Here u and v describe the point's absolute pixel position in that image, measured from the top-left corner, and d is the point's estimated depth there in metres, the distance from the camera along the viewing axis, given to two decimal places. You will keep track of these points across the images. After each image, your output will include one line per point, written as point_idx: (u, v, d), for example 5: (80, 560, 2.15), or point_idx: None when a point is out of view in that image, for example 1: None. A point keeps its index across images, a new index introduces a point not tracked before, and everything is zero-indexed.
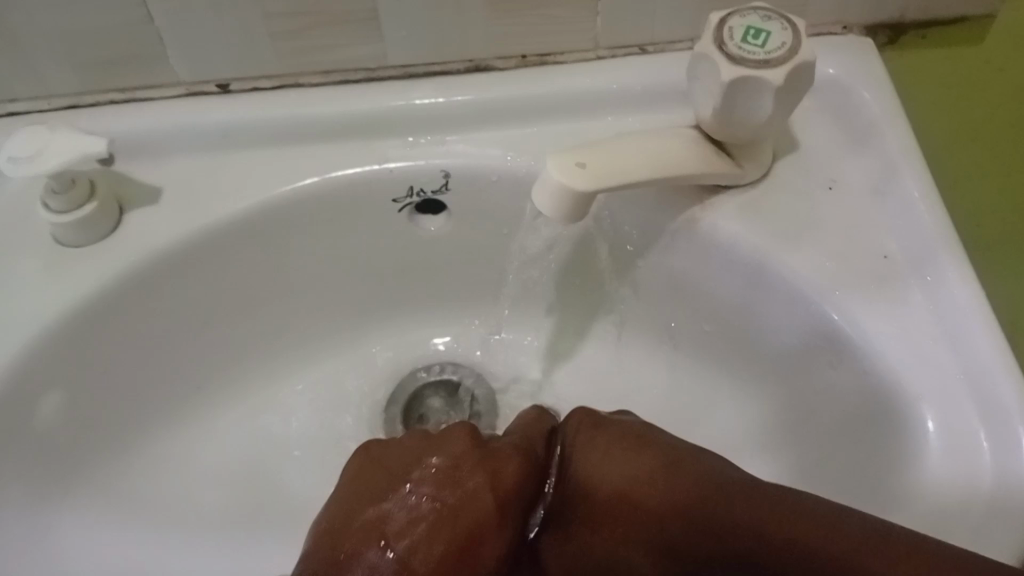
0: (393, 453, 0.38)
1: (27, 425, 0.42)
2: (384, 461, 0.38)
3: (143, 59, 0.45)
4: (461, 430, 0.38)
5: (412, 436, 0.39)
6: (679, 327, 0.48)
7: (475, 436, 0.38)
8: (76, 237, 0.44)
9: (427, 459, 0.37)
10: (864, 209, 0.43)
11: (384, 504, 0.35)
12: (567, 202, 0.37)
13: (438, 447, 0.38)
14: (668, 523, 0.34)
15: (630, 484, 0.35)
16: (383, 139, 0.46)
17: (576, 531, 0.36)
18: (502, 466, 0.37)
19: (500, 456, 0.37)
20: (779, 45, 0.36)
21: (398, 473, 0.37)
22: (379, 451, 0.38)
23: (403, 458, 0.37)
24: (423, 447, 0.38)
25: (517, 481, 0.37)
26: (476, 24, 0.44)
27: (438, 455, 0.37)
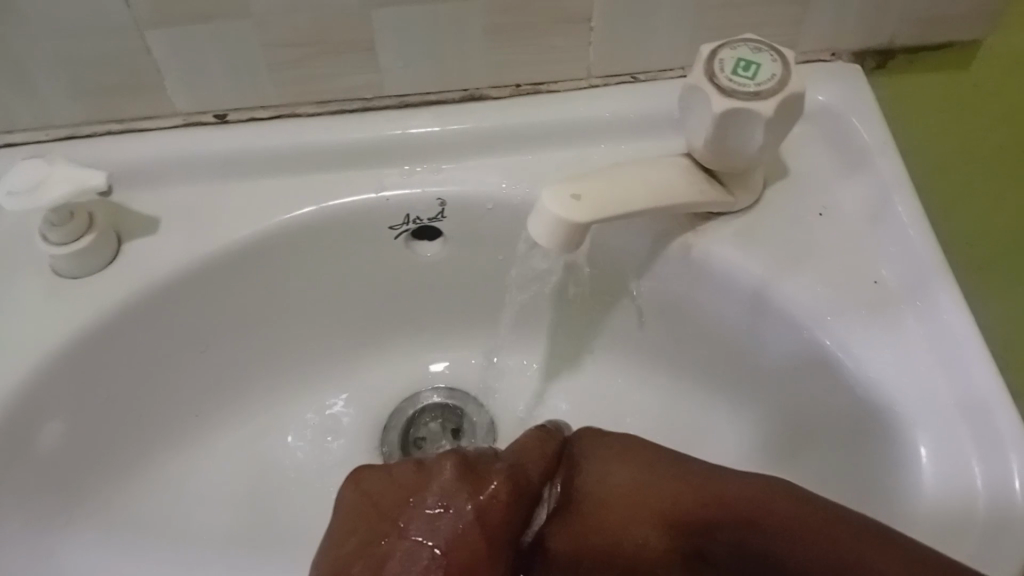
0: (384, 488, 0.37)
1: (26, 456, 0.42)
2: (377, 498, 0.37)
3: (141, 90, 0.45)
4: (450, 460, 0.38)
5: (403, 465, 0.38)
6: (674, 350, 0.49)
7: (466, 464, 0.38)
8: (75, 267, 0.44)
9: (420, 497, 0.36)
10: (856, 234, 0.43)
11: (378, 550, 0.35)
12: (564, 233, 0.37)
13: (430, 480, 0.37)
14: (677, 521, 0.35)
15: (626, 510, 0.37)
16: (380, 167, 0.47)
17: (581, 523, 0.38)
18: (492, 498, 0.36)
19: (489, 485, 0.37)
20: (769, 76, 0.37)
21: (389, 514, 0.36)
22: (370, 485, 0.38)
23: (394, 496, 0.37)
24: (414, 482, 0.37)
25: (505, 512, 0.36)
26: (471, 54, 0.45)
27: (428, 491, 0.36)
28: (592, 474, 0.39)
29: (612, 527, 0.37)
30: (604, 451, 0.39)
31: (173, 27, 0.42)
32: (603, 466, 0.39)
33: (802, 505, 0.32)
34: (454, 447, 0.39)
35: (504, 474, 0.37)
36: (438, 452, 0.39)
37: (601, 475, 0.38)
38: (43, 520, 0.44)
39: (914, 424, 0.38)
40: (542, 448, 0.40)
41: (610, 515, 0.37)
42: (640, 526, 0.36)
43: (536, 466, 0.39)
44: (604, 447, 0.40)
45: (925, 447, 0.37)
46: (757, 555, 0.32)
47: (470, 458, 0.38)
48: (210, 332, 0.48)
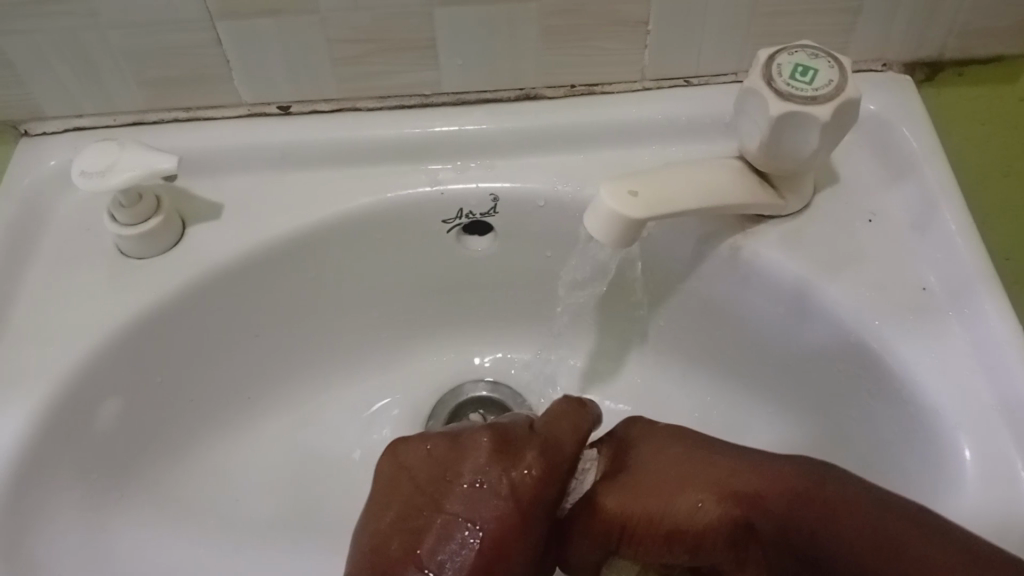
0: (421, 463, 0.39)
1: (89, 429, 0.44)
2: (414, 471, 0.39)
3: (208, 81, 0.46)
4: (484, 435, 0.38)
5: (439, 438, 0.40)
6: (717, 349, 0.49)
7: (498, 437, 0.38)
8: (139, 249, 0.45)
9: (456, 473, 0.38)
10: (903, 242, 0.44)
11: (419, 522, 0.37)
12: (618, 228, 0.38)
13: (465, 455, 0.38)
14: (734, 509, 0.36)
15: (670, 491, 0.38)
16: (435, 162, 0.48)
17: (619, 503, 0.39)
18: (524, 475, 0.37)
19: (523, 459, 0.37)
20: (826, 82, 0.37)
21: (426, 489, 0.38)
22: (408, 457, 0.39)
23: (430, 470, 0.38)
24: (449, 455, 0.38)
25: (537, 488, 0.37)
26: (528, 54, 0.46)
27: (463, 465, 0.38)
28: (651, 460, 0.40)
29: (657, 510, 0.38)
30: (655, 440, 0.41)
31: (242, 20, 0.43)
32: (658, 452, 0.40)
33: (856, 506, 0.34)
34: (490, 419, 0.40)
35: (538, 451, 0.38)
36: (474, 427, 0.40)
37: (656, 460, 0.40)
38: (102, 492, 0.45)
39: (958, 426, 0.38)
40: (573, 419, 0.40)
41: (654, 496, 0.38)
42: (687, 508, 0.37)
43: (568, 438, 0.39)
44: (657, 434, 0.41)
45: (967, 449, 0.37)
46: (804, 545, 0.35)
47: (504, 430, 0.39)
48: (264, 318, 0.49)
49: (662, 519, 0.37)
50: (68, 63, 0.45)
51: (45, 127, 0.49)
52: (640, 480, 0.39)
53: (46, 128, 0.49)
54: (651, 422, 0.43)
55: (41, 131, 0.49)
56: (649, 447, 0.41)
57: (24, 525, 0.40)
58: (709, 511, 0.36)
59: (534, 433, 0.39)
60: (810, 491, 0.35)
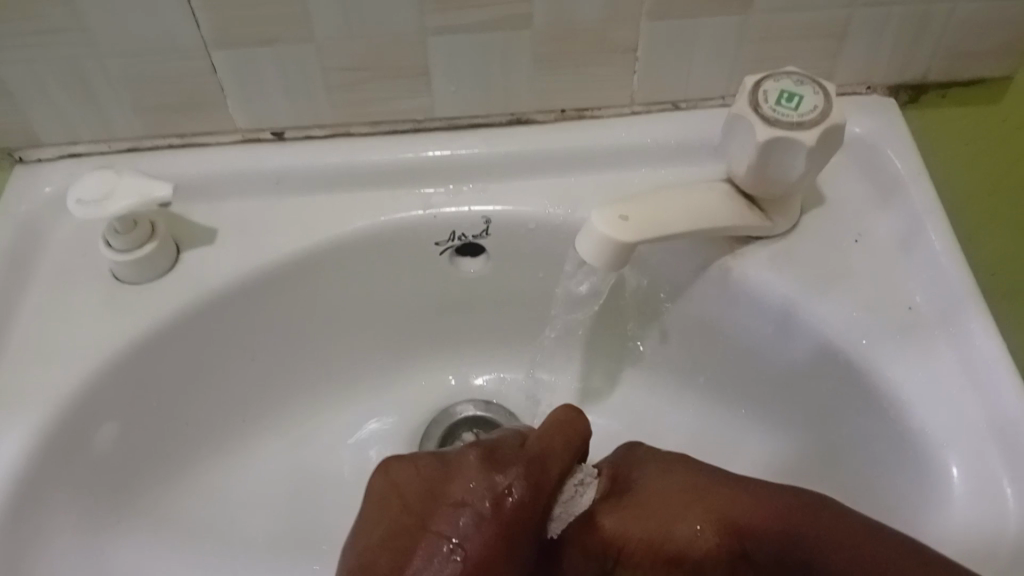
0: (410, 481, 0.39)
1: (86, 454, 0.44)
2: (403, 488, 0.39)
3: (203, 108, 0.47)
4: (473, 454, 0.39)
5: (430, 459, 0.40)
6: (708, 368, 0.50)
7: (487, 456, 0.39)
8: (135, 274, 0.46)
9: (444, 491, 0.38)
10: (889, 262, 0.45)
11: (406, 539, 0.36)
12: (610, 252, 0.38)
13: (454, 475, 0.38)
14: (734, 536, 0.37)
15: (668, 519, 0.39)
16: (429, 185, 0.49)
17: (613, 528, 0.40)
18: (510, 496, 0.37)
19: (509, 481, 0.38)
20: (811, 108, 0.38)
21: (414, 507, 0.38)
22: (398, 474, 0.40)
23: (419, 489, 0.39)
24: (438, 473, 0.39)
25: (521, 508, 0.37)
26: (519, 80, 0.46)
27: (452, 482, 0.38)
28: (651, 487, 0.40)
29: (656, 535, 0.38)
30: (657, 470, 0.41)
31: (239, 47, 0.43)
32: (657, 482, 0.41)
33: (841, 522, 0.35)
34: (479, 437, 0.41)
35: (523, 470, 0.38)
36: (463, 446, 0.40)
37: (656, 487, 0.40)
38: (99, 518, 0.45)
39: (945, 446, 0.39)
40: (565, 433, 0.40)
41: (654, 522, 0.39)
42: (686, 539, 0.38)
43: (557, 456, 0.39)
44: (658, 464, 0.42)
45: (955, 468, 0.38)
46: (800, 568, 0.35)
47: (493, 448, 0.39)
48: (258, 341, 0.49)
49: (660, 544, 0.38)
50: (63, 90, 0.45)
51: (40, 153, 0.49)
52: (638, 503, 0.40)
53: (40, 154, 0.49)
54: (646, 450, 0.44)
55: (36, 157, 0.49)
56: (648, 473, 0.41)
57: (22, 552, 0.40)
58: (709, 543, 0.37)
59: (522, 453, 0.39)
60: (801, 521, 0.35)
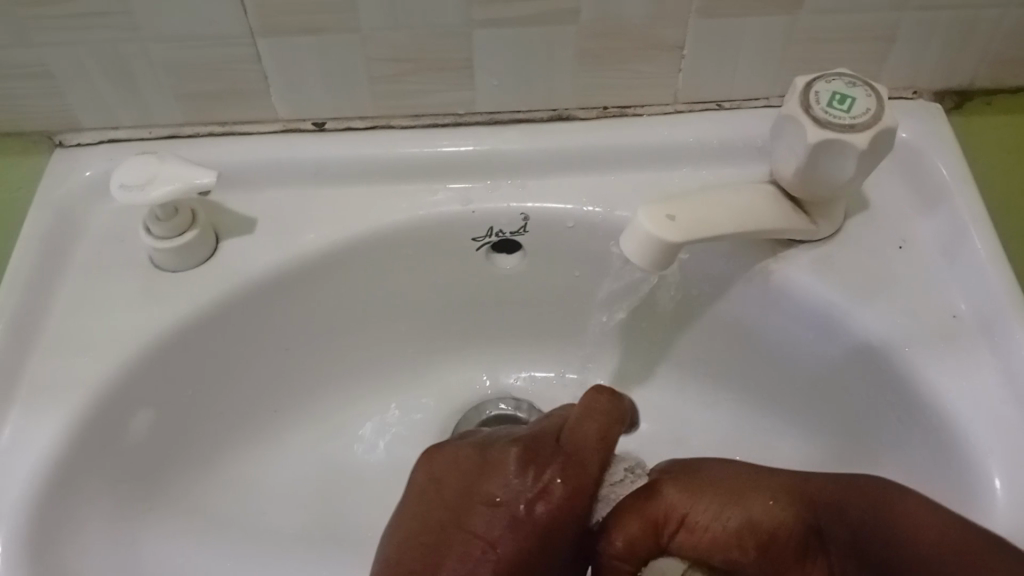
0: (449, 475, 0.39)
1: (121, 440, 0.44)
2: (442, 483, 0.39)
3: (247, 96, 0.47)
4: (510, 450, 0.39)
5: (472, 454, 0.40)
6: (750, 370, 0.50)
7: (524, 456, 0.38)
8: (174, 262, 0.46)
9: (480, 488, 0.38)
10: (933, 269, 0.44)
11: (442, 534, 0.37)
12: (656, 251, 0.38)
13: (490, 473, 0.38)
14: (818, 514, 0.37)
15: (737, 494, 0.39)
16: (466, 180, 0.48)
17: (679, 500, 0.39)
18: (546, 497, 0.37)
19: (547, 480, 0.38)
20: (863, 110, 0.38)
21: (450, 503, 0.38)
22: (438, 468, 0.40)
23: (456, 485, 0.39)
24: (476, 468, 0.39)
25: (557, 510, 0.37)
26: (563, 77, 0.46)
27: (488, 479, 0.38)
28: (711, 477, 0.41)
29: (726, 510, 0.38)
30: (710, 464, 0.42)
31: (283, 37, 0.43)
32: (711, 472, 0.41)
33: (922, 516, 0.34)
34: (514, 432, 0.41)
35: (560, 471, 0.38)
36: (499, 441, 0.40)
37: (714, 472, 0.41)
38: (132, 504, 0.45)
39: (988, 457, 0.38)
40: (604, 433, 0.40)
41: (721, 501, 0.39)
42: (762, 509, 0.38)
43: (594, 456, 0.39)
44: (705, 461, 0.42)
45: (999, 478, 0.38)
46: (874, 550, 0.35)
47: (531, 445, 0.39)
48: (294, 331, 0.49)
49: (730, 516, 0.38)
50: (108, 75, 0.45)
51: (80, 138, 0.49)
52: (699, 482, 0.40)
53: (81, 139, 0.49)
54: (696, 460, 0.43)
55: (75, 142, 0.49)
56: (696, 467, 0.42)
57: (54, 537, 0.40)
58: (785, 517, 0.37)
59: (563, 453, 0.39)
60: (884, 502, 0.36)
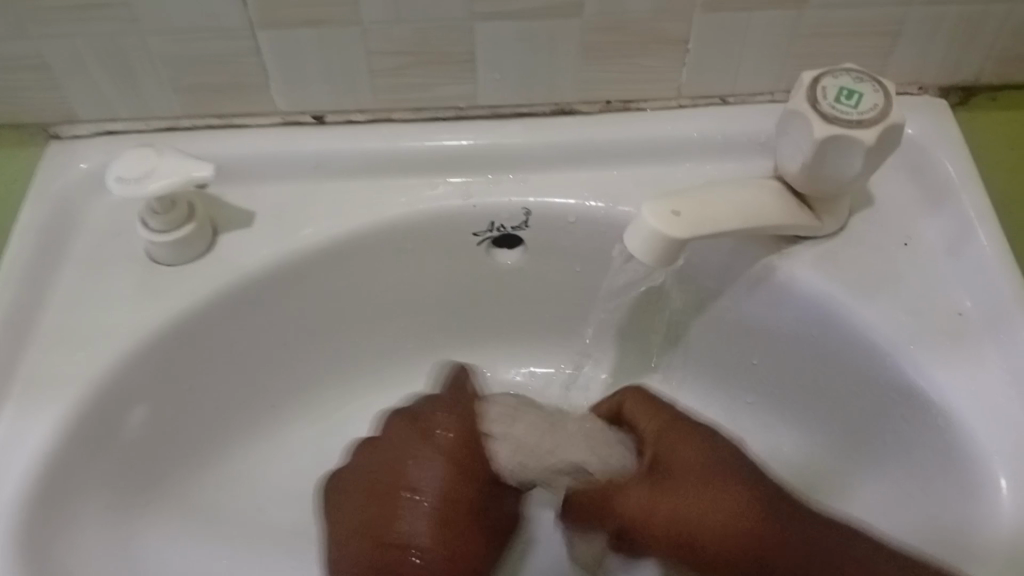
0: (363, 466, 0.45)
1: (118, 437, 0.44)
2: (358, 475, 0.44)
3: (245, 89, 0.46)
4: (400, 425, 0.45)
5: (375, 441, 0.45)
6: (754, 367, 0.49)
7: (413, 425, 0.45)
8: (171, 256, 0.45)
9: (395, 463, 0.44)
10: (939, 266, 0.44)
11: (382, 517, 0.43)
12: (660, 248, 0.38)
13: (399, 446, 0.44)
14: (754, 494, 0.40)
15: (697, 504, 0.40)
16: (467, 174, 0.48)
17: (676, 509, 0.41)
18: (444, 434, 0.44)
19: (436, 427, 0.45)
20: (871, 106, 0.37)
21: (376, 491, 0.43)
22: (350, 467, 0.45)
23: (371, 468, 0.44)
24: (382, 447, 0.45)
25: (460, 443, 0.45)
26: (567, 71, 0.46)
27: (399, 452, 0.44)
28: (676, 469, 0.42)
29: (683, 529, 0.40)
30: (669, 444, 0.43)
31: (283, 30, 0.43)
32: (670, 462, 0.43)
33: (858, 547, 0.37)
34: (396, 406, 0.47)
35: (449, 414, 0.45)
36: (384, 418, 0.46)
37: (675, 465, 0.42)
38: (128, 504, 0.45)
39: (993, 456, 0.38)
40: (452, 388, 0.48)
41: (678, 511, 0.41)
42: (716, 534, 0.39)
43: (453, 402, 0.46)
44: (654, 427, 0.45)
45: (1004, 477, 0.37)
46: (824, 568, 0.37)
47: (413, 413, 0.46)
48: (290, 328, 0.49)
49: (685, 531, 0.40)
50: (105, 67, 0.45)
51: (76, 130, 0.48)
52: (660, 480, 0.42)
53: (77, 131, 0.48)
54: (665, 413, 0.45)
55: (71, 134, 0.48)
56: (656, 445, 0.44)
57: (52, 536, 0.40)
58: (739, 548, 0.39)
59: (444, 412, 0.45)
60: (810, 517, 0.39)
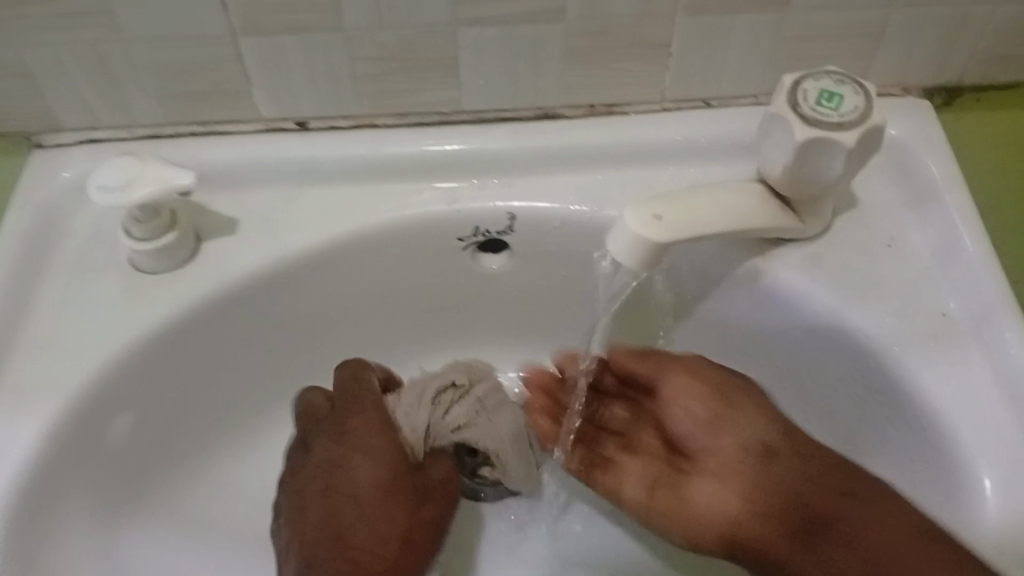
0: (310, 477, 0.46)
1: (102, 446, 0.44)
2: (307, 486, 0.46)
3: (228, 95, 0.46)
4: (325, 436, 0.46)
5: (308, 450, 0.46)
6: (740, 370, 0.50)
7: (331, 432, 0.46)
8: (154, 263, 0.45)
9: (332, 474, 0.45)
10: (922, 268, 0.44)
11: (329, 527, 0.44)
12: (642, 252, 0.38)
13: (332, 456, 0.46)
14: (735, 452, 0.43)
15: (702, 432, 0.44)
16: (452, 179, 0.48)
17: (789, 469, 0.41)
18: (362, 431, 0.46)
19: (356, 430, 0.46)
20: (852, 108, 0.37)
21: (321, 499, 0.45)
22: (299, 479, 0.46)
23: (315, 482, 0.45)
24: (321, 459, 0.46)
25: (381, 440, 0.46)
26: (550, 75, 0.46)
27: (331, 461, 0.46)
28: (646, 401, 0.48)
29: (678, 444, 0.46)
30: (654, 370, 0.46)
31: (264, 36, 0.43)
32: (688, 395, 0.44)
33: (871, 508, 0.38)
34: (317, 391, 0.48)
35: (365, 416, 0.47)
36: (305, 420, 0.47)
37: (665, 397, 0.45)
38: (112, 513, 0.45)
39: (977, 459, 0.38)
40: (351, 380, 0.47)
41: (691, 439, 0.45)
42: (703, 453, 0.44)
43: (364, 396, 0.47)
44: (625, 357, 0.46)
45: (988, 480, 0.37)
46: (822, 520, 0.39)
47: (331, 417, 0.47)
48: (274, 335, 0.49)
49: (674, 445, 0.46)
50: (87, 75, 0.44)
51: (59, 138, 0.48)
52: (730, 412, 0.43)
53: (60, 139, 0.48)
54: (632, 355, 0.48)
55: (55, 142, 0.48)
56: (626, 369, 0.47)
57: (37, 546, 0.40)
58: (732, 470, 0.43)
59: (358, 413, 0.47)
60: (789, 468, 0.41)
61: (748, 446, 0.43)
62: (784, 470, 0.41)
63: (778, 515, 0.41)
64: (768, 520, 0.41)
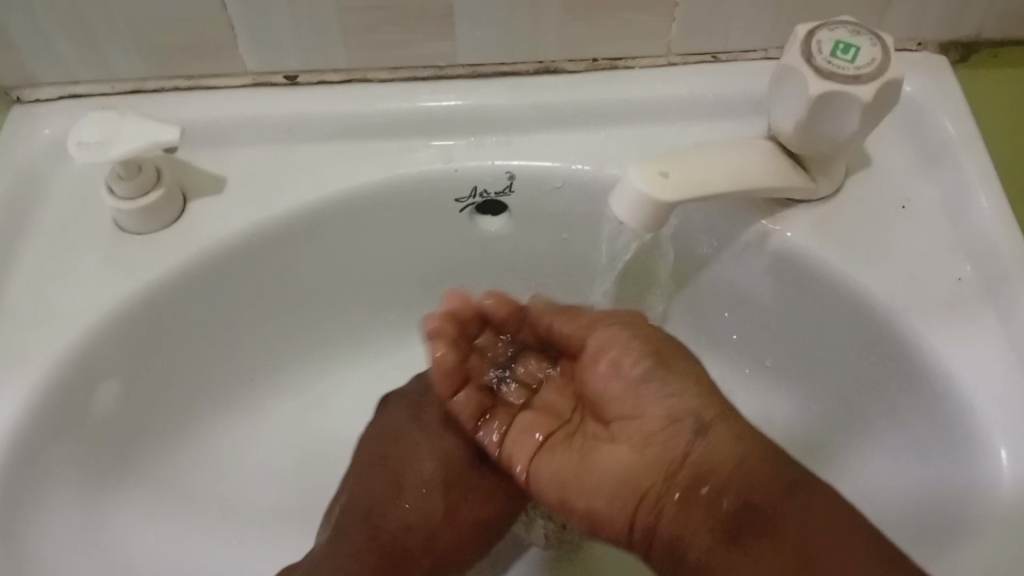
0: (375, 444, 0.49)
1: (86, 415, 0.43)
2: (370, 453, 0.49)
3: (212, 49, 0.44)
4: (401, 409, 0.50)
5: (380, 419, 0.50)
6: (744, 335, 0.49)
7: (405, 409, 0.50)
8: (136, 223, 0.43)
9: (391, 444, 0.49)
10: (938, 229, 0.42)
11: (376, 492, 0.48)
12: (647, 211, 0.36)
13: (399, 430, 0.49)
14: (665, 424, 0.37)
15: (622, 399, 0.38)
16: (449, 138, 0.46)
17: (722, 457, 0.36)
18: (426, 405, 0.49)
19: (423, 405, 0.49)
20: (869, 61, 0.36)
21: (373, 464, 0.49)
22: (368, 446, 0.50)
23: (375, 451, 0.49)
24: (390, 434, 0.49)
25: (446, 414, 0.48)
26: (551, 24, 0.43)
27: (396, 433, 0.49)
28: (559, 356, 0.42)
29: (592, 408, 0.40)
30: (585, 327, 0.40)
31: None
32: (615, 355, 0.39)
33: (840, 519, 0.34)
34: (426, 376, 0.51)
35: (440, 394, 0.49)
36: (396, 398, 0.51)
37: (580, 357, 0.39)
38: (98, 483, 0.44)
39: (992, 427, 0.37)
40: None
41: (610, 407, 0.39)
42: (621, 424, 0.39)
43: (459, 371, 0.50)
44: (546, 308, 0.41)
45: (1003, 448, 0.36)
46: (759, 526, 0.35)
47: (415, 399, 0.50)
48: (267, 300, 0.48)
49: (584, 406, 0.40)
50: (65, 27, 0.42)
51: (38, 93, 0.46)
52: (665, 376, 0.38)
53: (39, 95, 0.46)
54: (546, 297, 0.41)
55: (33, 98, 0.46)
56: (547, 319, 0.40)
57: (18, 520, 0.39)
58: (652, 447, 0.37)
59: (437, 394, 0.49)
60: (749, 461, 0.36)
61: (680, 418, 0.37)
62: (716, 450, 0.36)
63: (699, 506, 0.36)
64: (688, 509, 0.36)
